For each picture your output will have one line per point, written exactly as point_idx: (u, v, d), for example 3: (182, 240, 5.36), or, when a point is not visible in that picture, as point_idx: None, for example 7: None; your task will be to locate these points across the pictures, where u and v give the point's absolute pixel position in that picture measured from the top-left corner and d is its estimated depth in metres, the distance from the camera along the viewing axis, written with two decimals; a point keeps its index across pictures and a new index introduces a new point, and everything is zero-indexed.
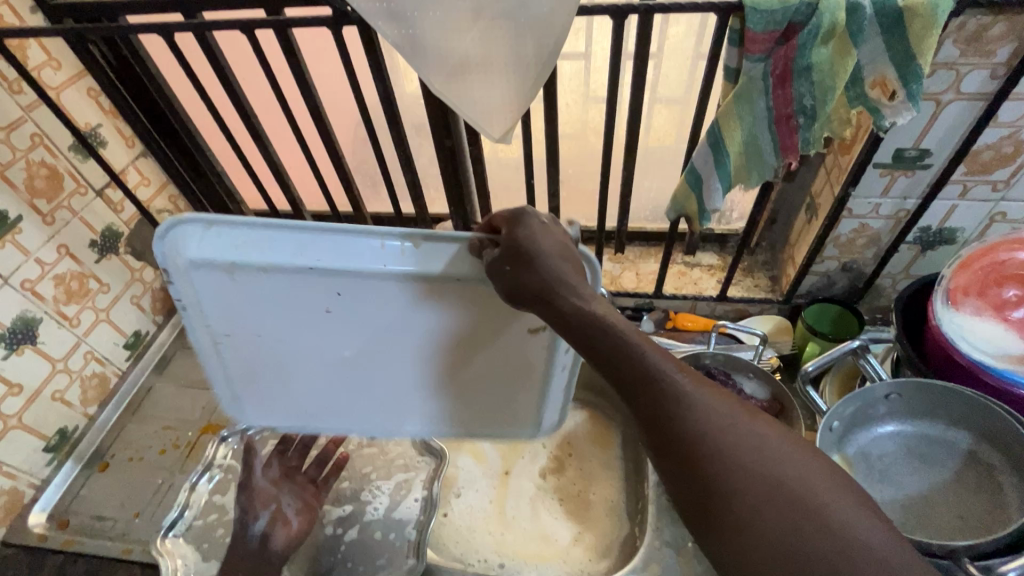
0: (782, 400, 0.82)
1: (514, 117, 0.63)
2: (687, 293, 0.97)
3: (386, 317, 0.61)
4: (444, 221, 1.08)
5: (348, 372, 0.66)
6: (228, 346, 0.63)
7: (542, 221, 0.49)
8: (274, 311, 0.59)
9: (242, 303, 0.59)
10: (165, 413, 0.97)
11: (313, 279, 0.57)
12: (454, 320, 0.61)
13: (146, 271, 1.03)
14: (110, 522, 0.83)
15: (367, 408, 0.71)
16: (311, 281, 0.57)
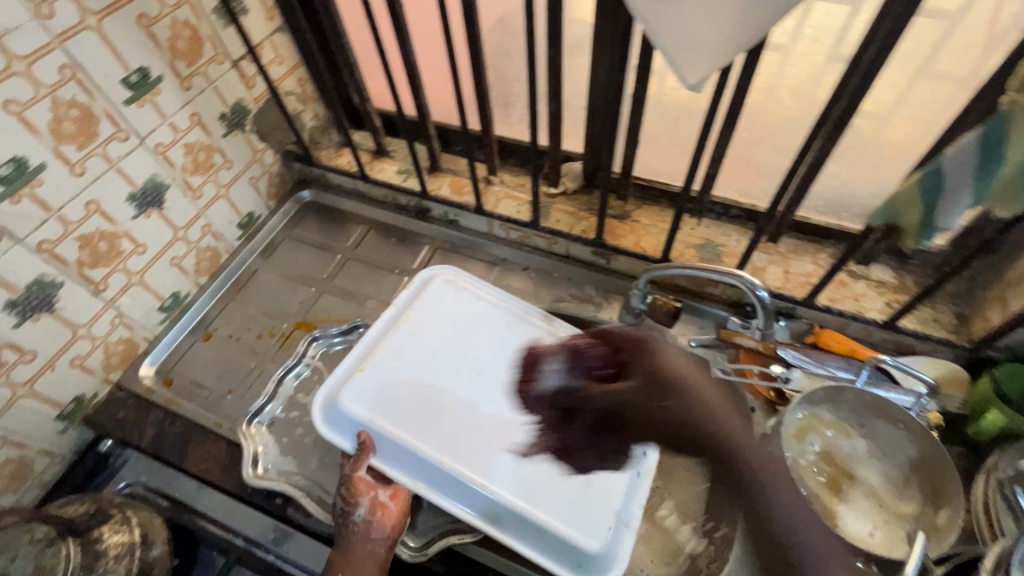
0: (936, 459, 0.68)
1: (716, 66, 0.50)
2: (843, 308, 0.81)
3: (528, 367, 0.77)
4: (574, 162, 0.96)
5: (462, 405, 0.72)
6: (397, 332, 0.77)
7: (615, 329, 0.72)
8: (459, 323, 0.80)
9: (442, 309, 0.81)
10: (265, 299, 0.99)
11: (502, 320, 0.81)
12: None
13: (266, 154, 1.02)
14: (207, 391, 0.87)
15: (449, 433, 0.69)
16: (503, 314, 0.82)
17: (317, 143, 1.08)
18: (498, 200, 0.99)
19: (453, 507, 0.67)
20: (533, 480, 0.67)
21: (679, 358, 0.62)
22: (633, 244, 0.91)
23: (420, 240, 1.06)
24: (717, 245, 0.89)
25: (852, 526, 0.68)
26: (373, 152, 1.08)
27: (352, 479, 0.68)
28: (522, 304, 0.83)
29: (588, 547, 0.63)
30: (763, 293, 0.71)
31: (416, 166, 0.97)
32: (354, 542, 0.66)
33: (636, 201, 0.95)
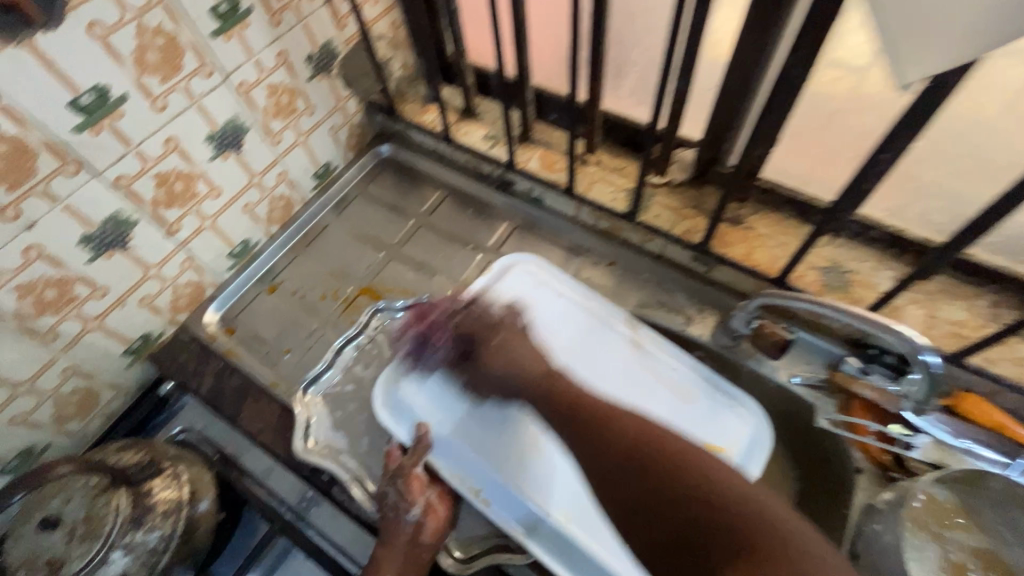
0: None
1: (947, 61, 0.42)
2: (1000, 372, 0.66)
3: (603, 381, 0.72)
4: (687, 150, 0.84)
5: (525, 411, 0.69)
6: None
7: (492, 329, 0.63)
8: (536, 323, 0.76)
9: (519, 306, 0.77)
10: (332, 256, 0.94)
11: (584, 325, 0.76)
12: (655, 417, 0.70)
13: (350, 102, 0.96)
14: (267, 347, 0.85)
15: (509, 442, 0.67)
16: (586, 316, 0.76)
17: (403, 96, 1.00)
18: (591, 183, 0.88)
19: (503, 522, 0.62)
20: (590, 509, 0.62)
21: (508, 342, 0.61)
22: (743, 255, 0.79)
23: (499, 214, 0.97)
24: (846, 271, 0.76)
25: None
26: (461, 111, 0.99)
27: (410, 469, 0.63)
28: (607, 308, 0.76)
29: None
30: (929, 354, 0.57)
31: (507, 134, 0.87)
32: (400, 540, 0.60)
33: (752, 204, 0.82)
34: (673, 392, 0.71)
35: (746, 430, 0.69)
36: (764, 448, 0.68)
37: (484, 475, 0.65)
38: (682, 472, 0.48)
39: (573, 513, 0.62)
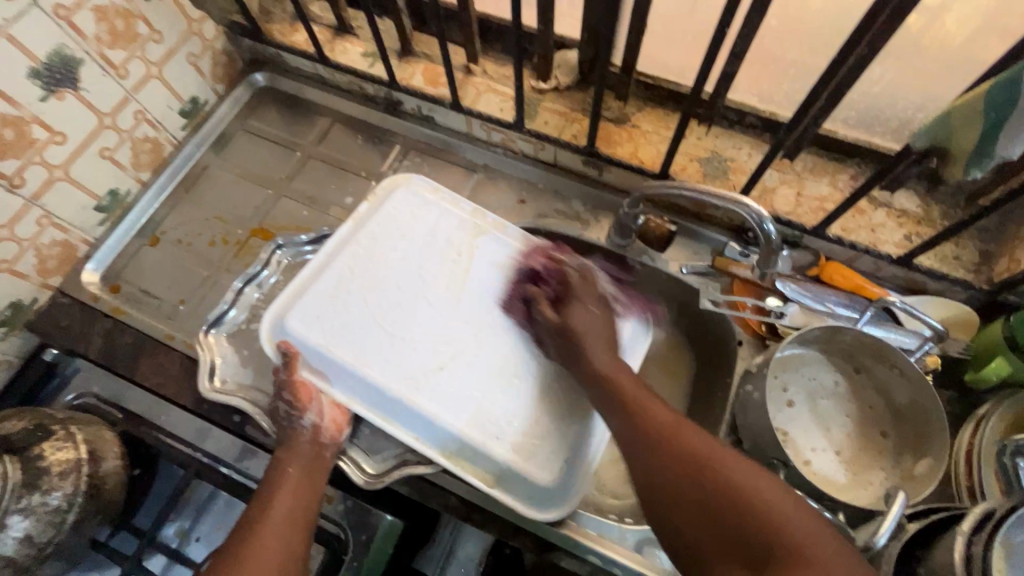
0: (926, 410, 0.64)
1: None
2: (857, 240, 0.72)
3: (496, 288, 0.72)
4: (569, 50, 0.82)
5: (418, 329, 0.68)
6: (351, 250, 0.71)
7: (571, 303, 0.67)
8: (421, 242, 0.73)
9: (402, 227, 0.74)
10: (216, 200, 0.89)
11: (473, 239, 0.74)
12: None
13: (206, 25, 0.87)
14: (158, 301, 0.81)
15: (400, 361, 0.66)
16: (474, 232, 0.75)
17: (267, 15, 0.92)
18: (478, 95, 0.85)
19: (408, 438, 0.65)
20: (491, 410, 0.66)
21: (599, 317, 0.66)
22: (629, 154, 0.80)
23: (390, 138, 0.93)
24: (725, 160, 0.78)
25: (821, 469, 0.66)
26: (334, 28, 0.92)
27: (297, 381, 0.65)
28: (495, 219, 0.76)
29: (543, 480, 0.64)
30: (766, 225, 0.62)
31: (381, 47, 0.82)
32: (303, 445, 0.64)
33: (637, 102, 0.82)
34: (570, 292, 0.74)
35: (628, 324, 0.74)
36: (644, 338, 0.74)
37: (384, 396, 0.65)
38: (713, 474, 0.50)
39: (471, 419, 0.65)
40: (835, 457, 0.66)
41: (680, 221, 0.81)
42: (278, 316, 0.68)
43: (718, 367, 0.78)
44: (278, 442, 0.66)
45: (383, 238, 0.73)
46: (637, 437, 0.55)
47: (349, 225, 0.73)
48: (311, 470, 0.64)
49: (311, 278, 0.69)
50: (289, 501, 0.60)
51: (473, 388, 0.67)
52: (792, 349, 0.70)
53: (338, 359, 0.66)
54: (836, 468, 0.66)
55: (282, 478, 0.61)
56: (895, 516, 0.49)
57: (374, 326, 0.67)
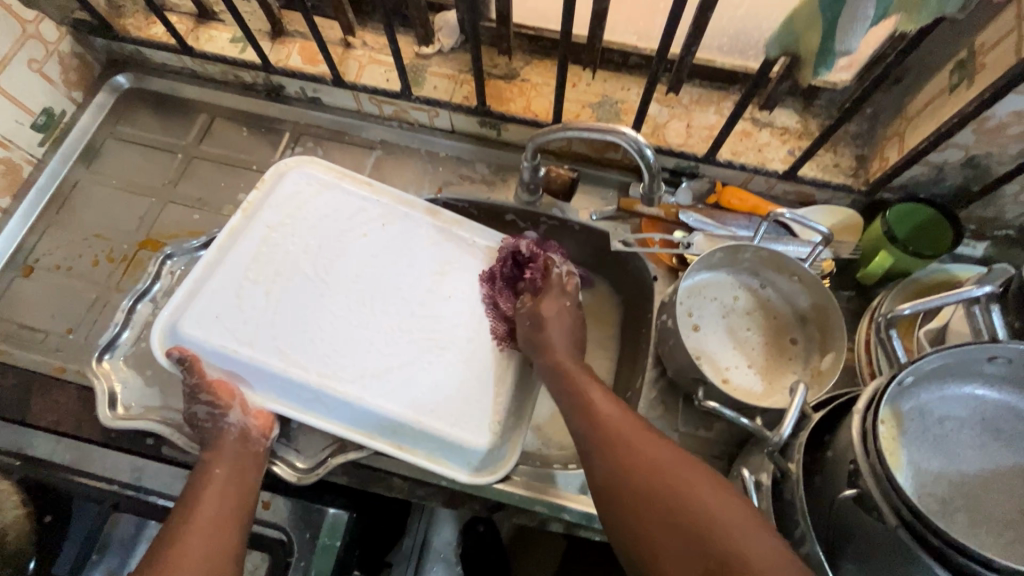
0: (825, 309, 0.68)
1: None
2: (746, 161, 0.75)
3: (409, 263, 0.71)
4: (446, 11, 0.80)
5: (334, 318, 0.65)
6: (245, 242, 0.66)
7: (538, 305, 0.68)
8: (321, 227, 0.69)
9: (300, 215, 0.70)
10: (93, 218, 0.81)
11: (376, 219, 0.72)
12: (466, 285, 0.71)
13: (44, 26, 0.78)
14: (42, 334, 0.74)
15: (320, 351, 0.64)
16: (377, 211, 0.73)
17: (118, 11, 0.85)
18: (361, 69, 0.82)
19: (334, 429, 0.62)
20: (421, 388, 0.65)
21: (560, 314, 0.67)
22: (523, 108, 0.79)
23: (278, 125, 0.88)
24: (615, 102, 0.79)
25: (741, 383, 0.68)
26: (195, 16, 0.85)
27: (211, 382, 0.61)
28: (399, 194, 0.73)
29: (476, 444, 0.63)
30: (646, 149, 0.62)
31: (246, 29, 0.77)
32: (230, 449, 0.60)
33: (523, 56, 0.81)
34: (485, 257, 0.73)
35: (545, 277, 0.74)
36: None
37: (301, 390, 0.62)
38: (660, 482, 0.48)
39: (404, 398, 0.64)
40: (753, 368, 0.70)
41: (584, 169, 0.82)
42: (172, 322, 0.63)
43: (639, 306, 0.80)
44: (203, 445, 0.62)
45: (279, 226, 0.69)
46: (598, 436, 0.54)
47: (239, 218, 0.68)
48: (240, 471, 0.61)
49: (204, 279, 0.65)
50: (216, 502, 0.58)
51: (396, 368, 0.65)
52: (704, 273, 0.72)
53: (245, 359, 0.62)
54: (755, 379, 0.69)
55: (209, 480, 0.59)
56: (798, 408, 0.52)
57: (280, 321, 0.64)
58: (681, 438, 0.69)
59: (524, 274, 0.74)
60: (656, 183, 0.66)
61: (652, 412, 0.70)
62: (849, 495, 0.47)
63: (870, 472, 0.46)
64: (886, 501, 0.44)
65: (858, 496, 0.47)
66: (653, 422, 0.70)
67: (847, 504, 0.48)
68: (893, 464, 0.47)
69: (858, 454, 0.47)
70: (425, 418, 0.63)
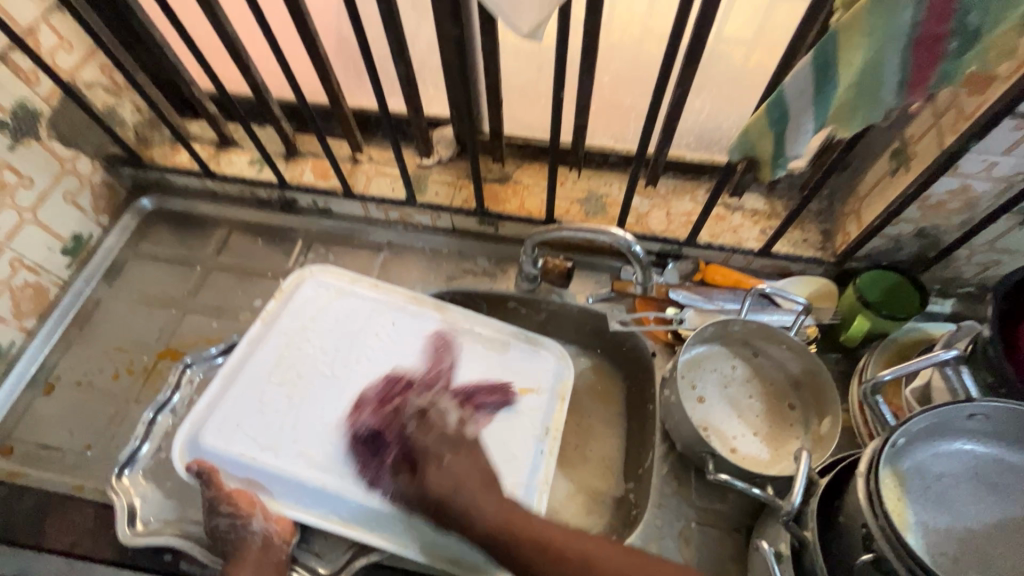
0: (815, 374, 0.73)
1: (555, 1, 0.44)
2: (723, 242, 0.83)
3: (420, 359, 0.74)
4: (444, 127, 0.90)
5: (350, 420, 0.68)
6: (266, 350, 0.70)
7: (441, 456, 0.63)
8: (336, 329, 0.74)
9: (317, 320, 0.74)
10: (115, 331, 0.85)
11: (388, 319, 0.76)
12: (476, 377, 0.74)
13: (80, 162, 0.87)
14: (60, 452, 0.75)
15: (337, 455, 0.65)
16: (388, 311, 0.77)
17: (146, 142, 0.94)
18: (368, 181, 0.90)
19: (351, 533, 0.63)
20: None
21: (458, 464, 0.63)
22: (517, 207, 0.87)
23: (291, 234, 0.95)
24: (601, 196, 0.87)
25: (746, 452, 0.71)
26: (217, 143, 0.95)
27: (230, 493, 0.62)
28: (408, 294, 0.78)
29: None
30: (636, 246, 0.70)
31: (265, 154, 0.86)
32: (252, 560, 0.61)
33: (514, 161, 0.91)
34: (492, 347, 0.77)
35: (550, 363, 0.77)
36: (567, 374, 0.77)
37: (319, 494, 0.64)
38: None
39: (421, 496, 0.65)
40: (756, 436, 0.72)
41: (577, 256, 0.89)
42: (193, 435, 0.65)
43: (642, 382, 0.84)
44: (225, 555, 0.63)
45: (298, 332, 0.73)
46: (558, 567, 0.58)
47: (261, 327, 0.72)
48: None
49: (226, 389, 0.68)
50: None
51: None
52: (698, 347, 0.77)
53: (265, 467, 0.64)
54: (760, 447, 0.72)
55: None
56: (803, 473, 0.55)
57: (298, 425, 0.66)
58: (698, 512, 0.70)
59: (529, 363, 0.77)
60: (649, 272, 0.74)
61: (666, 487, 0.72)
62: (866, 558, 0.49)
63: (883, 536, 0.48)
64: (902, 562, 0.46)
65: (874, 559, 0.49)
66: (668, 498, 0.71)
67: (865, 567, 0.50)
68: (902, 526, 0.49)
69: (868, 517, 0.49)
70: None
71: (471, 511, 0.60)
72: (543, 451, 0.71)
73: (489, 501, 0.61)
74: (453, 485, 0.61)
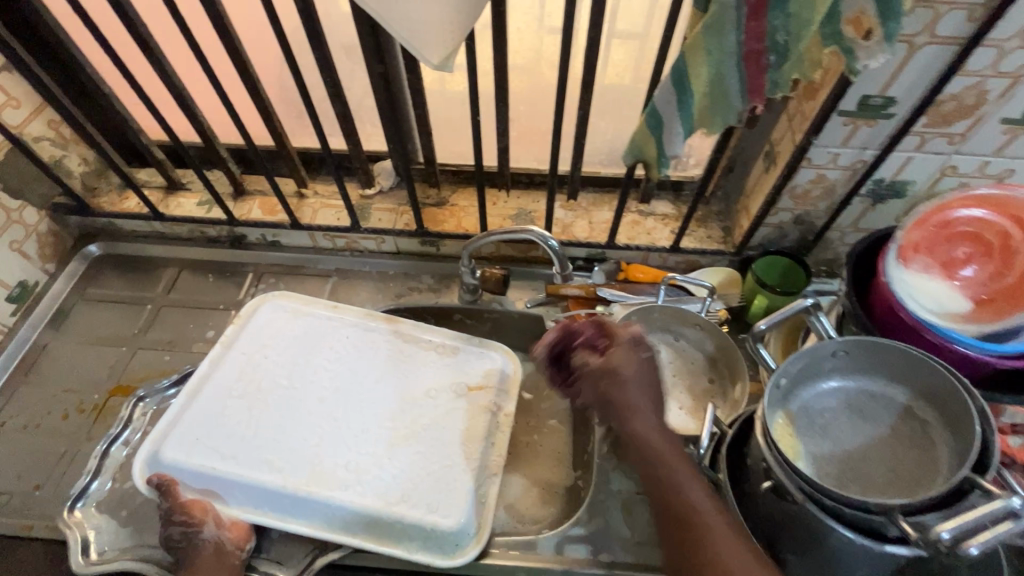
0: (727, 349, 0.82)
1: (455, 36, 0.54)
2: (640, 243, 0.93)
3: (373, 368, 0.78)
4: (383, 160, 0.98)
5: (306, 428, 0.71)
6: (224, 369, 0.74)
7: (621, 372, 0.63)
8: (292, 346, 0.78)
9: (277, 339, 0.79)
10: (64, 374, 0.86)
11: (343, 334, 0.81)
12: (429, 380, 0.78)
13: (26, 212, 0.89)
14: (5, 496, 0.74)
15: (294, 459, 0.69)
16: (344, 325, 0.82)
17: (93, 190, 0.97)
18: (315, 212, 0.97)
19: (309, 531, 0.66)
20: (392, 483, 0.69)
21: (642, 373, 0.64)
22: (455, 227, 0.95)
23: (242, 269, 0.99)
24: (530, 212, 0.97)
25: (673, 423, 0.79)
26: (165, 188, 0.99)
27: (185, 502, 0.65)
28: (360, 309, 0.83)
29: (444, 527, 0.67)
30: (551, 240, 0.78)
31: (214, 193, 0.91)
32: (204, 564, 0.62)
33: (450, 186, 0.99)
34: (443, 352, 0.81)
35: (502, 363, 0.82)
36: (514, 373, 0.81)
37: (277, 497, 0.67)
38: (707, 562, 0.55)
39: (377, 493, 0.68)
40: (681, 409, 0.81)
41: (514, 267, 0.97)
42: (154, 451, 0.68)
43: None
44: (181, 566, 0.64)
45: (255, 352, 0.77)
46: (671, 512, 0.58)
47: (218, 350, 0.76)
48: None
49: (187, 405, 0.72)
50: None
51: (366, 465, 0.70)
52: None
53: (223, 476, 0.67)
54: (685, 417, 0.80)
55: None
56: (710, 423, 0.63)
57: (258, 434, 0.70)
58: (637, 484, 0.76)
59: (479, 364, 0.81)
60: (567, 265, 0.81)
61: (608, 465, 0.78)
62: (766, 487, 0.57)
63: (776, 465, 0.55)
64: (792, 483, 0.54)
65: (773, 487, 0.56)
66: (610, 474, 0.77)
67: (767, 495, 0.57)
68: (793, 456, 0.57)
69: (765, 451, 0.56)
70: (397, 509, 0.67)
71: (635, 434, 0.61)
72: (493, 443, 0.74)
73: (644, 426, 0.61)
74: (637, 401, 0.62)
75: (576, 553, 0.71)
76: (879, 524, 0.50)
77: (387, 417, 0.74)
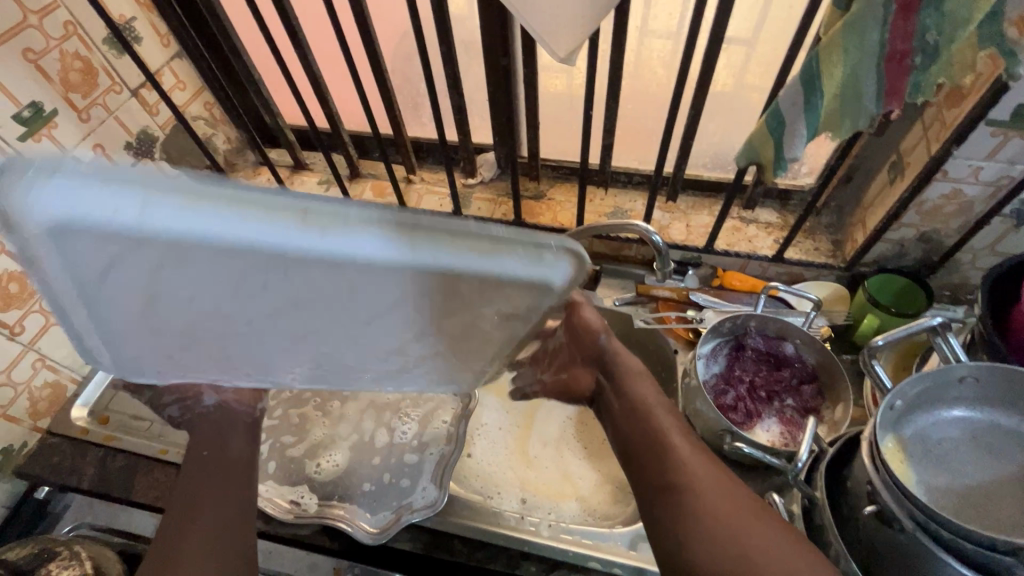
0: (828, 367, 0.78)
1: (584, 32, 0.56)
2: (740, 250, 0.90)
3: (304, 278, 0.46)
4: (487, 151, 1.02)
5: (261, 352, 0.54)
6: (67, 272, 0.46)
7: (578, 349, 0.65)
8: (132, 241, 0.42)
9: (122, 261, 0.45)
10: None
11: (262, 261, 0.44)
12: (413, 296, 0.49)
13: None
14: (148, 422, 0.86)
15: (257, 375, 0.57)
16: (188, 217, 0.41)
17: (233, 165, 1.09)
18: (420, 197, 1.03)
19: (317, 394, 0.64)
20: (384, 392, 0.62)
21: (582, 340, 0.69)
22: (550, 220, 0.97)
23: None
24: (626, 210, 0.97)
25: (762, 436, 0.76)
26: (291, 167, 1.10)
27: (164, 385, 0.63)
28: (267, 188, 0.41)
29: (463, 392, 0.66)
30: (655, 237, 0.77)
31: (335, 174, 1.00)
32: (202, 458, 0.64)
33: (549, 181, 1.02)
34: (412, 248, 0.45)
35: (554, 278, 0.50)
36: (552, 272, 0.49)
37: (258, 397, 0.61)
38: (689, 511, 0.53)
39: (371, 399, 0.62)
40: (771, 422, 0.78)
41: (605, 264, 0.98)
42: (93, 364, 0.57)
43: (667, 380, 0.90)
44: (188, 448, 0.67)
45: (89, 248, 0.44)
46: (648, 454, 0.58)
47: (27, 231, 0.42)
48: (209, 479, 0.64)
49: (73, 315, 0.51)
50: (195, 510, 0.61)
51: (355, 383, 0.60)
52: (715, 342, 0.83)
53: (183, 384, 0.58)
54: (776, 432, 0.77)
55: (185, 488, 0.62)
56: (809, 437, 0.60)
57: (206, 352, 0.54)
58: None
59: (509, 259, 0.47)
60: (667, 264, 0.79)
61: None
62: (870, 511, 0.54)
63: (884, 488, 0.52)
64: (903, 510, 0.51)
65: (878, 512, 0.53)
66: None
67: (870, 520, 0.54)
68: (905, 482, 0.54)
69: (872, 473, 0.53)
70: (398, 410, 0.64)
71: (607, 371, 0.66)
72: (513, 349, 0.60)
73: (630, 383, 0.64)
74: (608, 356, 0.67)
75: (648, 551, 0.71)
76: (1005, 565, 0.46)
77: (359, 337, 0.53)
